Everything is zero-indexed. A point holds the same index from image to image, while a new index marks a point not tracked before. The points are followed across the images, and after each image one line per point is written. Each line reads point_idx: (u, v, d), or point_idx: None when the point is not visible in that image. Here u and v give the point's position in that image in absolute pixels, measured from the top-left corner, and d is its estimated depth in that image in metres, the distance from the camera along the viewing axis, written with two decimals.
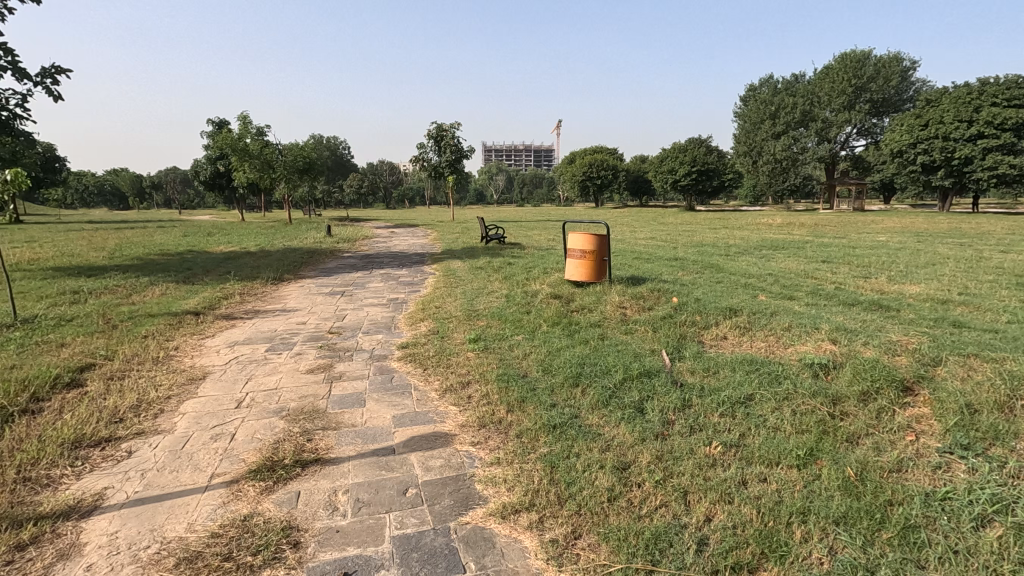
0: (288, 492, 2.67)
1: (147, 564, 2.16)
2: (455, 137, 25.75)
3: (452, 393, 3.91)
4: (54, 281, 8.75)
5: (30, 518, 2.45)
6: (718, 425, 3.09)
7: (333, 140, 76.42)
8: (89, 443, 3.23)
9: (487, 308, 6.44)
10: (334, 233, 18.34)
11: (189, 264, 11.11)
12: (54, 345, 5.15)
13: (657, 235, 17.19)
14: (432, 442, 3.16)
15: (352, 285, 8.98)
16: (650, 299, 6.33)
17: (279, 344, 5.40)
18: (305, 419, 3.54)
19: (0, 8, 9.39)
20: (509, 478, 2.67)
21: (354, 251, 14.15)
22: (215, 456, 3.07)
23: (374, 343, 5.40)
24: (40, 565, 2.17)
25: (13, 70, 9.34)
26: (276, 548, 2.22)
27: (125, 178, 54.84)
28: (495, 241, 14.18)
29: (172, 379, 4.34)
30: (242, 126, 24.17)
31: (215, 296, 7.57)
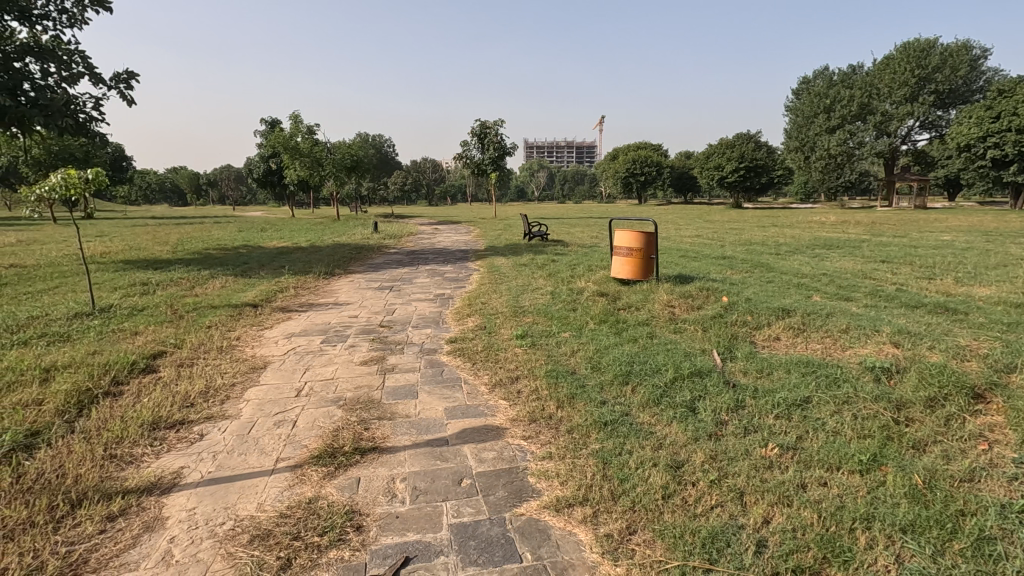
0: (349, 478, 2.79)
1: (223, 539, 2.31)
2: (498, 134, 25.86)
3: (502, 388, 3.97)
4: (125, 273, 9.33)
5: (119, 492, 2.66)
6: (774, 427, 3.03)
7: (377, 138, 77.90)
8: (166, 424, 3.45)
9: (533, 305, 6.49)
10: (380, 229, 18.74)
11: (245, 259, 11.64)
12: (128, 333, 5.50)
13: (703, 233, 16.83)
14: (484, 435, 3.23)
15: (399, 280, 9.19)
16: (699, 298, 6.22)
17: (333, 336, 5.60)
18: (361, 408, 3.67)
19: (79, 18, 10.08)
20: (562, 472, 2.71)
21: (399, 248, 14.47)
22: (279, 442, 3.23)
23: (424, 337, 5.53)
24: (129, 535, 2.36)
25: (91, 76, 10.04)
26: (341, 530, 2.33)
27: (183, 176, 57.59)
28: (538, 239, 14.20)
29: (236, 367, 4.57)
30: (294, 125, 25.00)
31: (271, 290, 7.89)
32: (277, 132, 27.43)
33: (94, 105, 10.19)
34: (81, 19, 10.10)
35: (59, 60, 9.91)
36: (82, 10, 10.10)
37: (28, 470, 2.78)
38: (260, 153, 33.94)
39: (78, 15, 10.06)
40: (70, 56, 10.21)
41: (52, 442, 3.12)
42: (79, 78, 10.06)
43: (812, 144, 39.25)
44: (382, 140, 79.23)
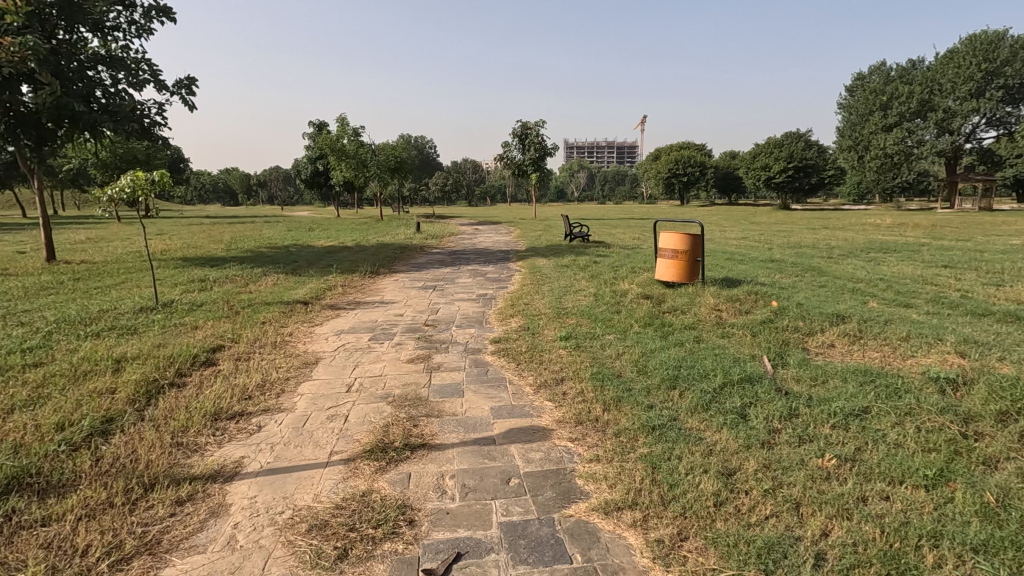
0: (400, 472, 2.86)
1: (283, 527, 2.41)
2: (539, 135, 25.84)
3: (547, 389, 3.98)
4: (184, 270, 9.80)
5: (186, 478, 2.81)
6: (831, 438, 2.93)
7: (419, 139, 79.12)
8: (227, 415, 3.62)
9: (576, 306, 6.47)
10: (422, 229, 19.04)
11: (294, 257, 12.04)
12: (190, 327, 5.79)
13: (749, 234, 16.40)
14: (531, 435, 3.25)
15: (442, 279, 9.33)
16: (747, 302, 6.07)
17: (380, 334, 5.74)
18: (409, 406, 3.75)
19: (145, 28, 10.64)
20: (610, 475, 2.70)
21: (441, 248, 14.68)
22: (332, 435, 3.34)
23: (468, 336, 5.59)
24: (197, 519, 2.49)
25: (156, 83, 10.60)
26: (394, 524, 2.40)
27: (235, 177, 60.02)
28: (579, 240, 14.14)
29: (290, 362, 4.75)
30: (340, 127, 25.68)
31: (320, 288, 8.15)
32: (324, 135, 28.29)
33: (158, 110, 10.76)
34: (148, 29, 10.66)
35: (128, 68, 10.50)
36: (149, 21, 10.67)
37: (106, 455, 2.97)
38: (307, 155, 35.03)
39: (145, 25, 10.64)
40: (138, 65, 10.81)
41: (125, 429, 3.33)
42: (145, 85, 10.64)
43: (867, 143, 37.62)
44: (424, 141, 80.52)
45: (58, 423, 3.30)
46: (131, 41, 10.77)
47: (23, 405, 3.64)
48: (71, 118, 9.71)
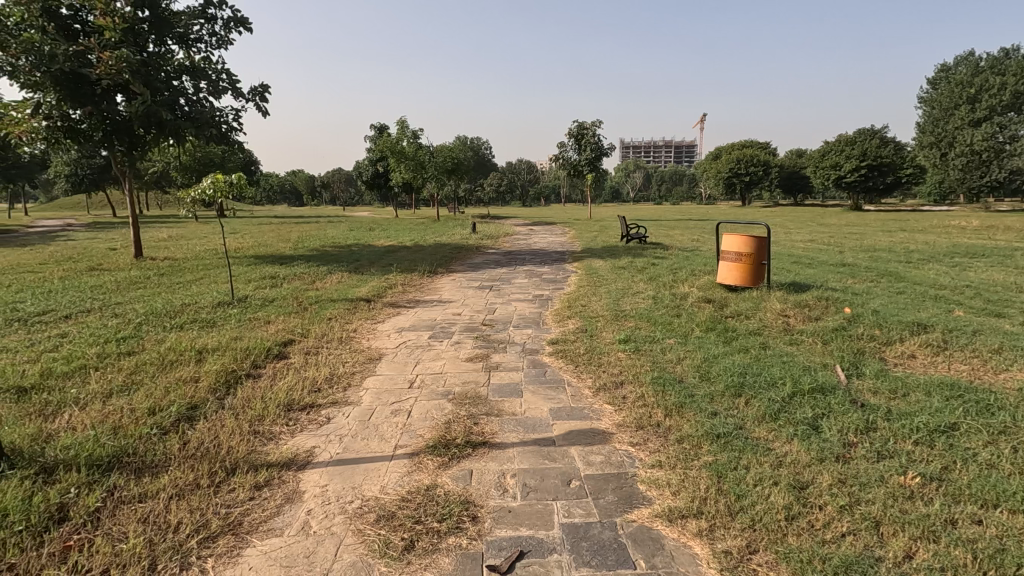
0: (462, 469, 2.92)
1: (353, 516, 2.51)
2: (595, 135, 25.59)
3: (606, 392, 3.94)
4: (256, 267, 10.36)
5: (263, 465, 2.97)
6: (913, 455, 2.76)
7: (475, 140, 80.08)
8: (299, 407, 3.80)
9: (634, 309, 6.38)
10: (477, 229, 19.29)
11: (356, 256, 12.48)
12: (263, 321, 6.13)
13: (818, 237, 15.62)
14: (591, 438, 3.24)
15: (498, 280, 9.44)
16: (817, 308, 5.79)
17: (439, 332, 5.87)
18: (469, 404, 3.82)
19: (224, 39, 11.30)
20: (674, 482, 2.65)
21: (497, 248, 14.82)
22: (396, 430, 3.45)
23: (525, 337, 5.63)
24: (273, 503, 2.64)
25: (233, 90, 11.26)
26: (458, 519, 2.45)
27: (301, 179, 62.88)
28: (636, 241, 13.91)
29: (355, 357, 4.94)
30: (400, 130, 26.42)
31: (381, 286, 8.42)
32: (384, 137, 29.22)
33: (235, 116, 11.42)
34: (227, 40, 11.33)
35: (208, 78, 11.21)
36: (228, 32, 11.34)
37: (192, 439, 3.20)
38: (368, 157, 36.24)
39: (224, 37, 11.32)
40: (217, 74, 11.51)
41: (208, 416, 3.56)
42: (223, 93, 11.32)
43: (950, 139, 35.01)
44: (480, 142, 81.54)
45: (150, 408, 3.58)
46: (212, 52, 11.48)
47: (120, 390, 3.96)
48: (158, 125, 10.46)
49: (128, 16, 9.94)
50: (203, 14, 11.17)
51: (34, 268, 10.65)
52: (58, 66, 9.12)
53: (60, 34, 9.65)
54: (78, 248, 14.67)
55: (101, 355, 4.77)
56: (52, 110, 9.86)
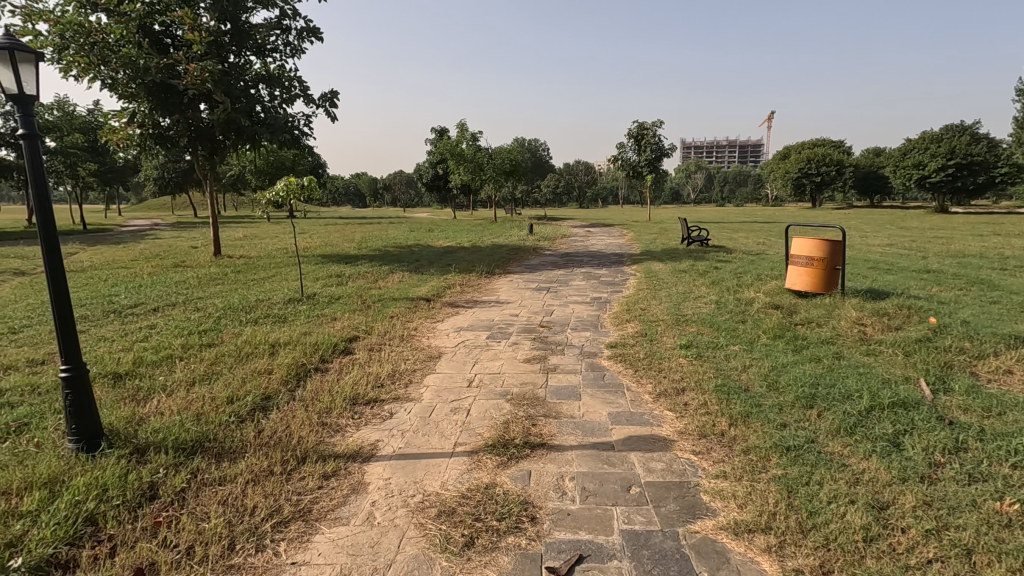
0: (521, 469, 2.93)
1: (415, 510, 2.57)
2: (656, 135, 25.02)
3: (667, 398, 3.85)
4: (323, 266, 10.82)
5: (330, 456, 3.10)
6: (1011, 479, 2.53)
7: (533, 142, 80.18)
8: (363, 401, 3.94)
9: (696, 313, 6.20)
10: (534, 231, 19.33)
11: (417, 256, 12.80)
12: (329, 318, 6.40)
13: (899, 241, 14.61)
14: (652, 445, 3.17)
15: (555, 281, 9.41)
16: (897, 317, 5.42)
17: (497, 333, 5.92)
18: (527, 405, 3.83)
19: (298, 47, 11.88)
20: (739, 494, 2.56)
21: (554, 250, 14.78)
22: (456, 427, 3.51)
23: (583, 339, 5.59)
24: (340, 493, 2.75)
25: (305, 97, 11.83)
26: (517, 519, 2.46)
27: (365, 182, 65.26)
28: (698, 244, 13.52)
29: (416, 355, 5.06)
30: (460, 133, 26.89)
31: (441, 286, 8.58)
32: (444, 139, 29.85)
33: (307, 121, 12.00)
34: (300, 49, 11.91)
35: (283, 85, 11.82)
36: (301, 42, 11.92)
37: (266, 428, 3.38)
38: (429, 160, 37.08)
39: (298, 46, 11.90)
40: (291, 81, 12.13)
41: (280, 406, 3.75)
42: (296, 99, 11.91)
43: None
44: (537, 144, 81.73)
45: (228, 397, 3.82)
46: (286, 61, 12.10)
47: (202, 378, 4.26)
48: (237, 132, 11.14)
49: (212, 30, 10.63)
50: (279, 25, 11.78)
51: (127, 264, 11.60)
52: (151, 78, 9.89)
53: (153, 48, 10.45)
54: (165, 245, 15.83)
55: (185, 345, 5.13)
56: (145, 119, 10.71)
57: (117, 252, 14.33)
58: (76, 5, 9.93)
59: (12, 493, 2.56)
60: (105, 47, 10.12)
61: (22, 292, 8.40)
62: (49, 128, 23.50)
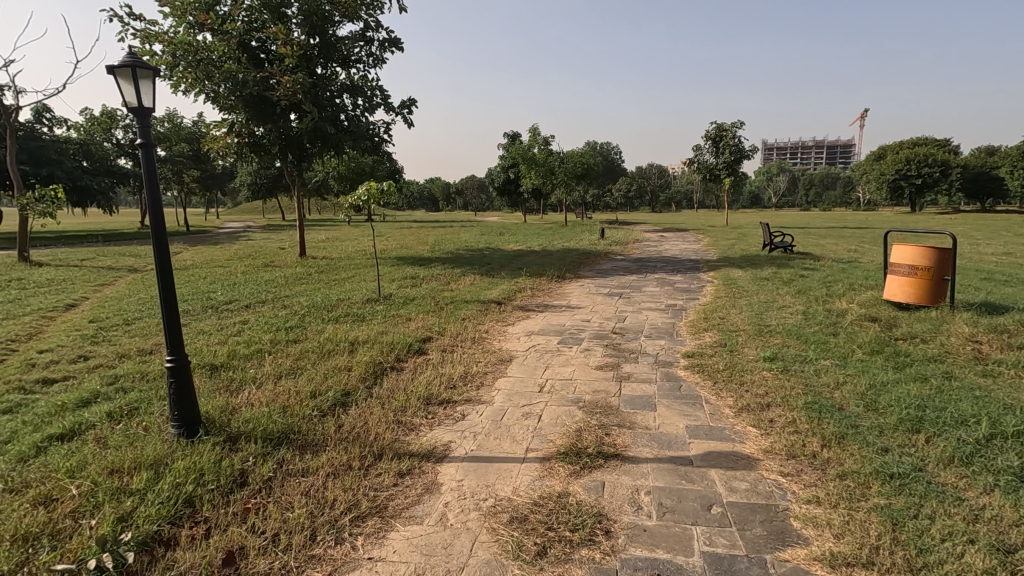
0: (594, 480, 2.85)
1: (487, 514, 2.57)
2: (736, 137, 23.94)
3: (750, 414, 3.62)
4: (398, 267, 11.17)
5: (406, 454, 3.16)
6: None
7: (605, 146, 79.24)
8: (436, 401, 4.00)
9: (781, 324, 5.83)
10: (606, 235, 19.04)
11: (488, 259, 12.95)
12: (404, 318, 6.59)
13: (1018, 250, 13.11)
14: (734, 463, 2.99)
15: (628, 287, 9.19)
16: (1020, 335, 4.83)
17: (568, 338, 5.85)
18: (600, 413, 3.74)
19: (379, 57, 12.37)
20: (835, 523, 2.36)
21: (626, 255, 14.48)
22: (527, 432, 3.49)
23: (657, 348, 5.40)
24: (414, 492, 2.79)
25: (386, 105, 12.31)
26: (591, 531, 2.39)
27: (438, 186, 67.09)
28: (780, 251, 12.79)
29: (487, 358, 5.10)
30: (532, 137, 27.01)
31: (512, 289, 8.61)
32: (517, 144, 30.13)
33: (387, 128, 12.47)
34: (382, 59, 12.40)
35: (365, 94, 12.36)
36: (383, 52, 12.41)
37: (345, 424, 3.50)
38: (501, 164, 37.56)
39: (380, 56, 12.40)
40: (373, 90, 12.65)
41: (359, 402, 3.89)
42: (377, 107, 12.40)
43: None
44: (609, 147, 80.64)
45: (311, 391, 4.00)
46: (369, 70, 12.64)
47: (288, 372, 4.50)
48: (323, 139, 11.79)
49: (303, 44, 11.28)
50: (363, 37, 12.33)
51: (224, 263, 12.51)
52: (248, 91, 10.71)
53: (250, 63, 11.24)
54: (257, 246, 17.00)
55: (273, 341, 5.44)
56: (242, 128, 11.57)
57: (215, 252, 15.51)
58: (186, 26, 10.86)
59: (124, 471, 2.80)
60: (209, 63, 10.98)
61: (136, 287, 9.27)
62: (160, 138, 25.91)
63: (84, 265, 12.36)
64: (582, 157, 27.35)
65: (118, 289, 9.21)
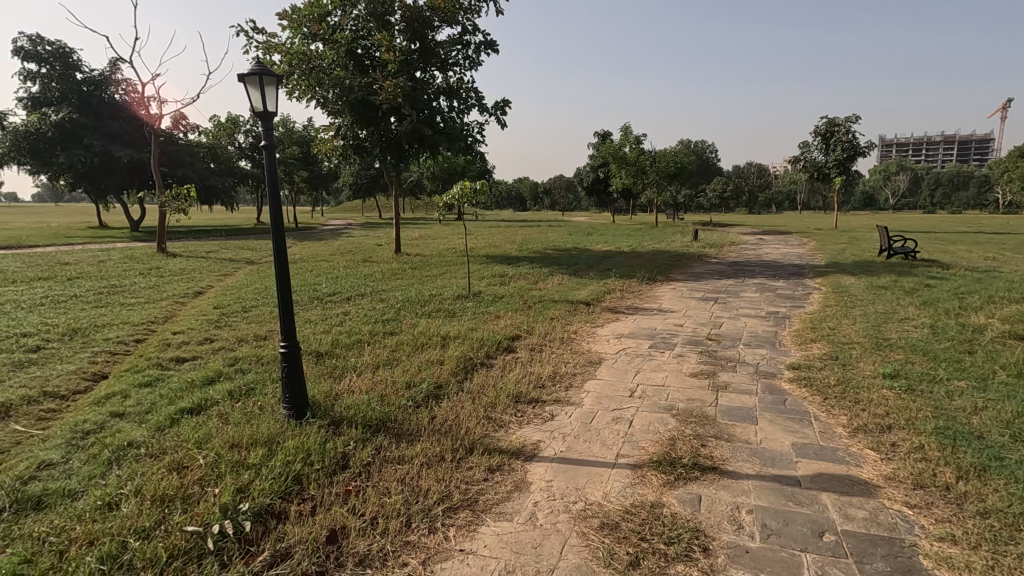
0: (689, 492, 2.72)
1: (577, 518, 2.52)
2: (850, 132, 21.99)
3: (868, 435, 3.29)
4: (487, 265, 11.37)
5: (496, 450, 3.19)
6: None
7: (701, 143, 75.72)
8: (526, 399, 4.01)
9: (903, 338, 5.27)
10: (700, 237, 18.24)
11: (576, 259, 12.84)
12: (494, 315, 6.69)
13: None
14: (850, 488, 2.73)
15: (724, 292, 8.74)
16: None
17: (660, 343, 5.65)
18: (695, 423, 3.56)
19: (475, 59, 12.65)
20: (976, 568, 2.08)
21: (722, 258, 13.79)
22: (618, 437, 3.40)
23: (758, 357, 5.07)
24: (504, 489, 2.80)
25: (480, 106, 12.57)
26: (688, 546, 2.28)
27: (527, 186, 67.66)
28: (901, 257, 11.58)
29: (576, 359, 5.03)
30: (623, 136, 26.47)
31: (601, 290, 8.48)
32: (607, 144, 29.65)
33: (480, 129, 12.73)
34: (478, 61, 12.68)
35: (461, 96, 12.71)
36: (479, 55, 12.69)
37: (438, 416, 3.60)
38: (591, 164, 37.13)
39: (476, 59, 12.69)
40: (468, 92, 12.96)
41: (451, 396, 3.99)
42: (471, 108, 12.70)
43: None
44: (705, 146, 77.46)
45: (407, 382, 4.17)
46: (464, 73, 12.97)
47: (385, 362, 4.72)
48: (420, 141, 12.24)
49: (404, 49, 11.80)
50: (460, 41, 12.67)
51: (328, 258, 13.37)
52: (354, 96, 11.35)
53: (356, 69, 11.97)
54: (356, 242, 18.04)
55: (371, 332, 5.73)
56: (347, 131, 12.33)
57: (319, 247, 16.63)
58: (301, 37, 11.72)
59: (242, 446, 3.05)
60: (320, 70, 11.75)
61: (252, 278, 10.15)
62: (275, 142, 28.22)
63: (210, 257, 13.74)
64: (676, 156, 26.39)
65: (238, 279, 10.13)
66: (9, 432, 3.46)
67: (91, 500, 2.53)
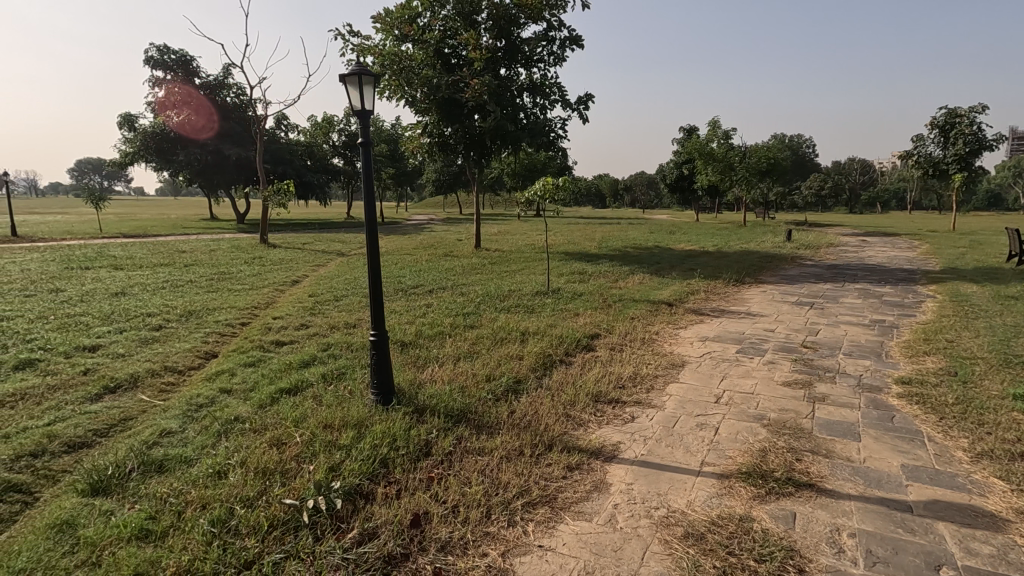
0: (783, 508, 2.55)
1: (659, 524, 2.44)
2: (974, 124, 19.72)
3: (994, 463, 2.94)
4: (565, 262, 11.30)
5: (574, 448, 3.16)
6: None
7: (795, 138, 71.01)
8: (605, 399, 3.94)
9: None
10: (793, 238, 17.12)
11: (657, 258, 12.45)
12: (573, 313, 6.63)
13: None
14: (972, 519, 2.44)
15: (821, 296, 8.13)
16: None
17: (749, 348, 5.34)
18: (789, 435, 3.34)
19: (559, 55, 12.58)
20: None
21: (818, 260, 12.84)
22: (703, 445, 3.25)
23: (861, 369, 4.67)
24: (582, 488, 2.77)
25: (563, 101, 12.49)
26: (781, 566, 2.14)
27: (606, 182, 66.43)
28: None
29: (658, 360, 4.87)
30: (711, 131, 25.35)
31: (684, 291, 8.16)
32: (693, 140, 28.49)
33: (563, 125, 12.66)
34: (563, 57, 12.61)
35: (544, 93, 12.70)
36: (563, 50, 12.60)
37: (516, 410, 3.61)
38: (674, 160, 35.87)
39: (561, 55, 12.62)
40: (552, 88, 12.92)
41: (529, 391, 4.00)
42: (555, 104, 12.65)
43: None
44: (801, 141, 72.44)
45: (486, 375, 4.23)
46: (549, 69, 12.94)
47: (466, 355, 4.81)
48: (503, 137, 12.35)
49: (490, 48, 11.96)
50: (545, 37, 12.64)
51: (411, 251, 13.85)
52: (441, 93, 11.65)
53: (443, 68, 12.26)
54: (438, 237, 18.55)
55: (452, 325, 5.86)
56: (433, 128, 12.67)
57: (404, 241, 17.27)
58: (393, 39, 12.18)
59: (333, 427, 3.22)
60: (409, 70, 12.12)
61: (342, 269, 10.71)
62: None
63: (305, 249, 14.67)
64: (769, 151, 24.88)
65: (330, 270, 10.73)
66: (137, 401, 3.88)
67: (204, 467, 2.77)
